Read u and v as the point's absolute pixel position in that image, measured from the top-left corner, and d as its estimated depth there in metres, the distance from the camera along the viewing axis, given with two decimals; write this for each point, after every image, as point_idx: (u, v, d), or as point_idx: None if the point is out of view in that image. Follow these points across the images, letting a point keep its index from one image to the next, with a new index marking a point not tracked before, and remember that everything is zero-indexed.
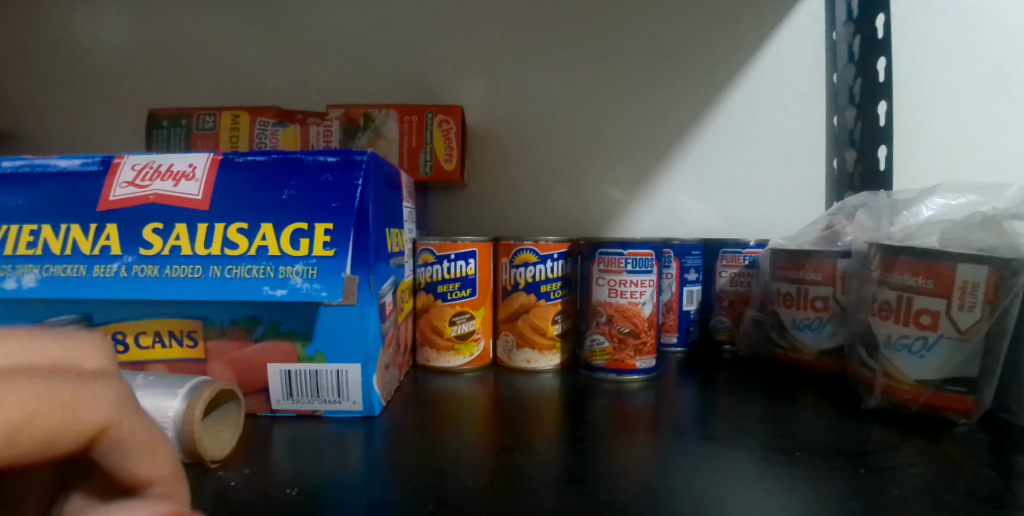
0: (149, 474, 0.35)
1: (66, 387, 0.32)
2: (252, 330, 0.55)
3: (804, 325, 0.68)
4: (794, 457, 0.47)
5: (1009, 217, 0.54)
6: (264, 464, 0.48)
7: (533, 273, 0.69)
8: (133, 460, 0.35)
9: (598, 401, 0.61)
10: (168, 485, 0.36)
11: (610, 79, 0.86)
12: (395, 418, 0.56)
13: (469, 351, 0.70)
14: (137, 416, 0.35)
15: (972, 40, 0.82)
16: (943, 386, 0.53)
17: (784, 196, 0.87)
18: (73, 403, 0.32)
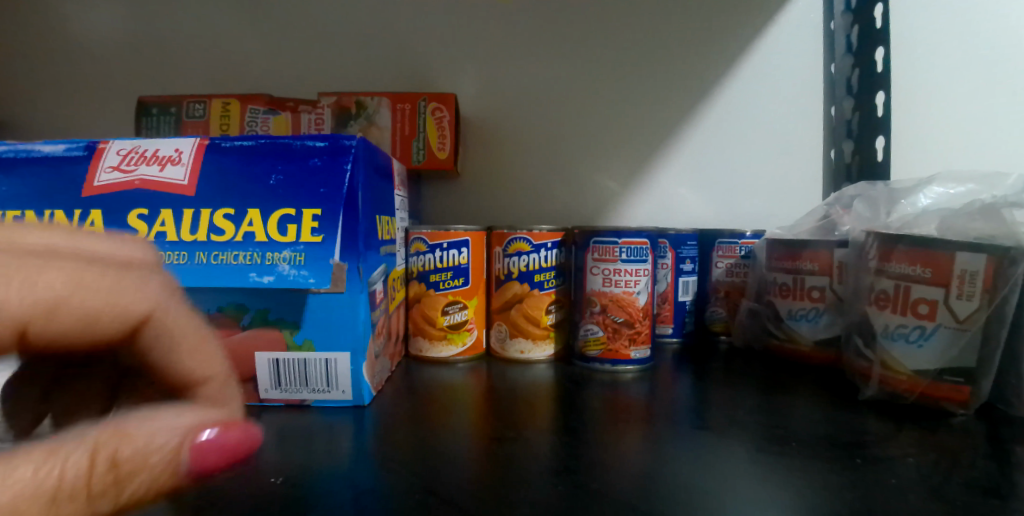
0: (196, 372, 0.42)
1: (107, 270, 0.38)
2: (240, 318, 0.53)
3: (800, 316, 0.67)
4: (789, 447, 0.47)
5: (1009, 206, 0.53)
6: (251, 453, 0.47)
7: (527, 262, 0.69)
8: (180, 356, 0.41)
9: (592, 392, 0.60)
10: (208, 387, 0.42)
11: (605, 67, 0.85)
12: (386, 408, 0.56)
13: (461, 341, 0.70)
14: (180, 307, 0.42)
15: (970, 27, 0.82)
16: (941, 376, 0.52)
17: (781, 187, 0.86)
18: (110, 292, 0.38)
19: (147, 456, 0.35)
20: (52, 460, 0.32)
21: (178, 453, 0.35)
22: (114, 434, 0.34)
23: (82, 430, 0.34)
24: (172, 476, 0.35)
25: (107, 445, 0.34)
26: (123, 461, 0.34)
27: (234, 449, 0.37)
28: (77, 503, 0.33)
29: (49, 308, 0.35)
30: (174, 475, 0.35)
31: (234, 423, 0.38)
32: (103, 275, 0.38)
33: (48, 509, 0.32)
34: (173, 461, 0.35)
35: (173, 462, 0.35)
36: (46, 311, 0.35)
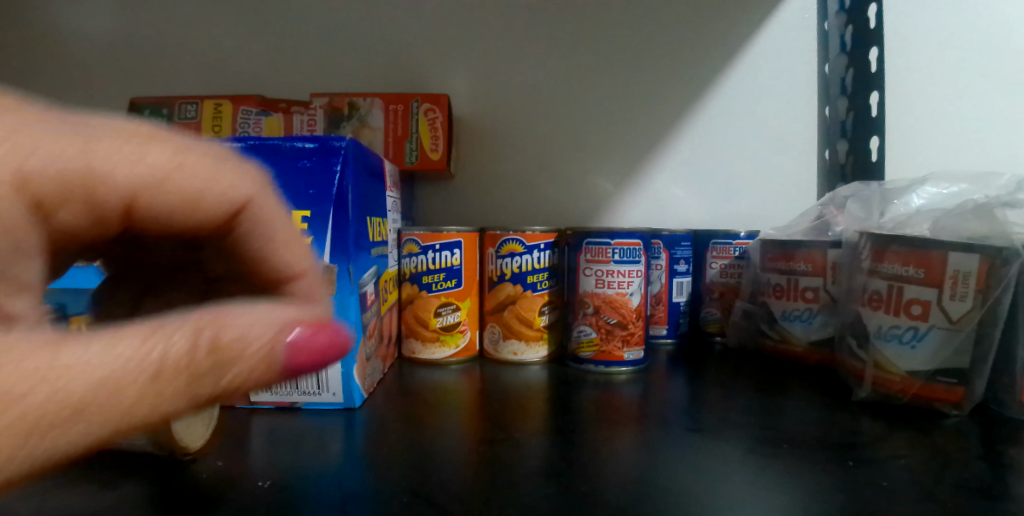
0: (296, 265, 0.40)
1: (205, 149, 0.34)
2: None
3: (794, 316, 0.67)
4: (781, 449, 0.46)
5: (1002, 205, 0.52)
6: (240, 456, 0.46)
7: (519, 263, 0.68)
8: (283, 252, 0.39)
9: (585, 394, 0.60)
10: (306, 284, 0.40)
11: (599, 68, 0.85)
12: (377, 410, 0.55)
13: (454, 343, 0.69)
14: (273, 196, 0.38)
15: (964, 27, 0.82)
16: (934, 377, 0.52)
17: (775, 187, 0.86)
18: (213, 172, 0.34)
19: (245, 347, 0.29)
20: (154, 338, 0.28)
21: (276, 347, 0.30)
22: (216, 319, 0.29)
23: (178, 316, 0.29)
24: (265, 376, 0.30)
25: (209, 325, 0.29)
26: (225, 346, 0.29)
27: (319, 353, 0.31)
28: (178, 385, 0.28)
29: (153, 183, 0.32)
30: (268, 373, 0.30)
31: (327, 323, 0.33)
32: (203, 157, 0.34)
33: (146, 385, 0.27)
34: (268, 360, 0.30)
35: (268, 362, 0.30)
36: (155, 183, 0.32)
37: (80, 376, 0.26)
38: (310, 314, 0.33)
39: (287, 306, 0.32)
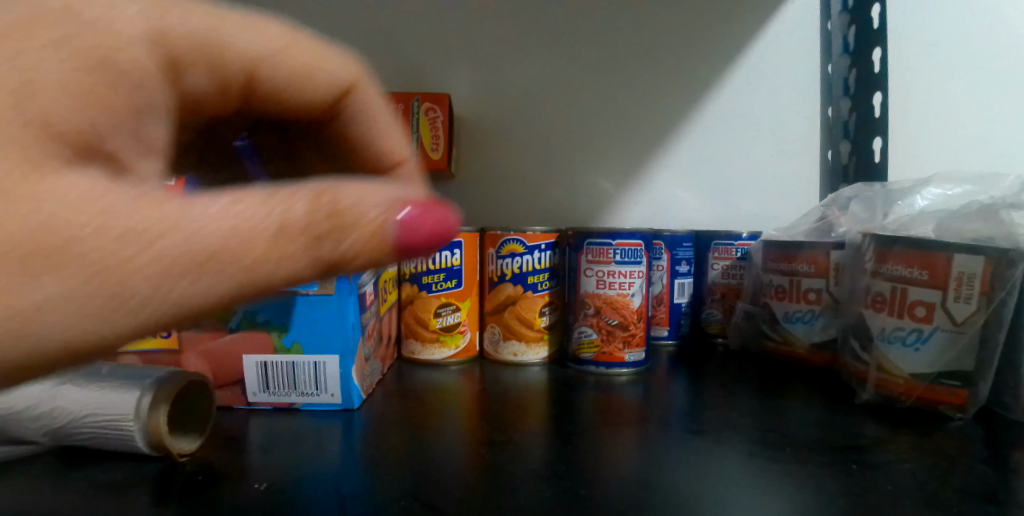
0: (398, 154, 0.48)
1: (305, 40, 0.41)
2: (227, 321, 0.53)
3: (796, 318, 0.66)
4: (782, 452, 0.46)
5: (1007, 207, 0.52)
6: (237, 458, 0.46)
7: (520, 264, 0.68)
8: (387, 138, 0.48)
9: (586, 395, 0.59)
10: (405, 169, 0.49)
11: (601, 68, 0.84)
12: (376, 411, 0.55)
13: (454, 344, 0.69)
14: (373, 91, 0.46)
15: (969, 28, 0.81)
16: (938, 380, 0.51)
17: (777, 188, 0.85)
18: (314, 59, 0.41)
19: (358, 213, 0.32)
20: (275, 201, 0.31)
21: (386, 219, 0.32)
22: (330, 187, 0.32)
23: (302, 184, 0.32)
24: (375, 245, 0.32)
25: (331, 192, 0.32)
26: (344, 210, 0.32)
27: (430, 234, 0.33)
28: (303, 242, 0.31)
29: (254, 65, 0.38)
30: (377, 243, 0.32)
31: (430, 203, 0.35)
32: (307, 41, 0.41)
33: (275, 235, 0.30)
34: (377, 231, 0.32)
35: (378, 232, 0.32)
36: (269, 59, 0.38)
37: (212, 227, 0.29)
38: (418, 196, 0.35)
39: (393, 184, 0.35)
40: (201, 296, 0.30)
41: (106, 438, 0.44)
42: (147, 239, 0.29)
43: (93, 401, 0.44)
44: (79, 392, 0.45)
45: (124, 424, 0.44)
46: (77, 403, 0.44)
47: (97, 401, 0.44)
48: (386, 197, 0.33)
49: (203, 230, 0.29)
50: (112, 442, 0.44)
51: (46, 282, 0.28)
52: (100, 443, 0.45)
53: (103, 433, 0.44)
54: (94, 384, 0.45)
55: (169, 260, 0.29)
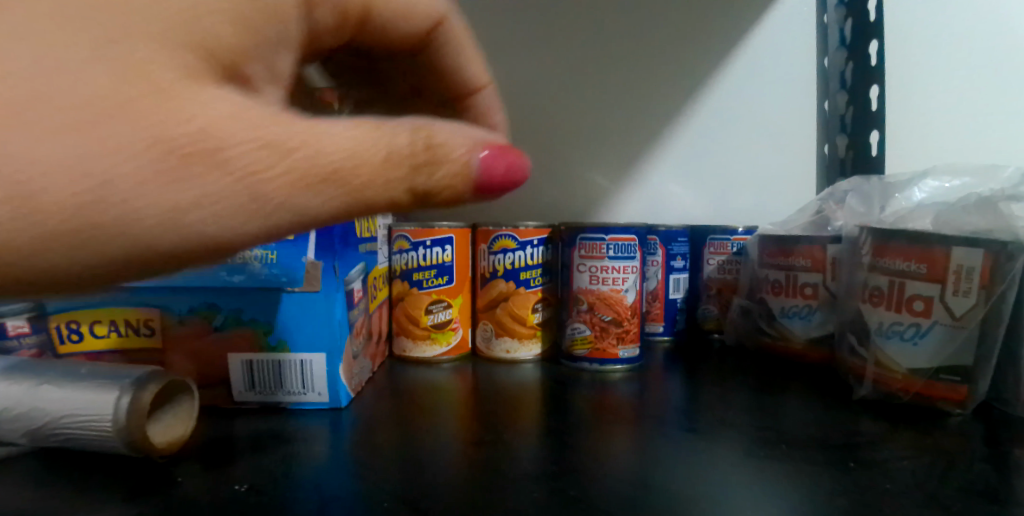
0: (478, 81, 0.51)
1: None
2: (212, 319, 0.52)
3: (792, 313, 0.66)
4: (779, 450, 0.45)
5: (1007, 199, 0.50)
6: (222, 458, 0.45)
7: (512, 260, 0.67)
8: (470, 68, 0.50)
9: (579, 392, 0.58)
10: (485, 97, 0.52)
11: (595, 61, 0.83)
12: (365, 410, 0.54)
13: (446, 341, 0.68)
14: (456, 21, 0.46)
15: (968, 20, 0.80)
16: (936, 376, 0.50)
17: (773, 182, 0.85)
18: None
19: (448, 151, 0.32)
20: (380, 133, 0.31)
21: (470, 158, 0.32)
22: (426, 124, 0.32)
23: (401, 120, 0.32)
24: (457, 184, 0.32)
25: (426, 129, 0.32)
26: (438, 147, 0.32)
27: (503, 179, 0.33)
28: (402, 173, 0.31)
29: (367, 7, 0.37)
30: (460, 182, 0.32)
31: (508, 148, 0.34)
32: None
33: (380, 168, 0.30)
34: (462, 170, 0.32)
35: (463, 171, 0.32)
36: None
37: (336, 149, 0.30)
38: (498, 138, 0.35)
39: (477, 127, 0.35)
40: (310, 215, 0.30)
41: (85, 438, 0.43)
42: (284, 151, 0.29)
43: (71, 399, 0.43)
44: (57, 391, 0.44)
45: (102, 425, 0.42)
46: (55, 402, 0.43)
47: (76, 399, 0.43)
48: (473, 138, 0.33)
49: (322, 149, 0.29)
50: (90, 443, 0.43)
51: (192, 186, 0.28)
52: (78, 444, 0.44)
53: (82, 433, 0.43)
54: (73, 382, 0.44)
55: (300, 174, 0.29)
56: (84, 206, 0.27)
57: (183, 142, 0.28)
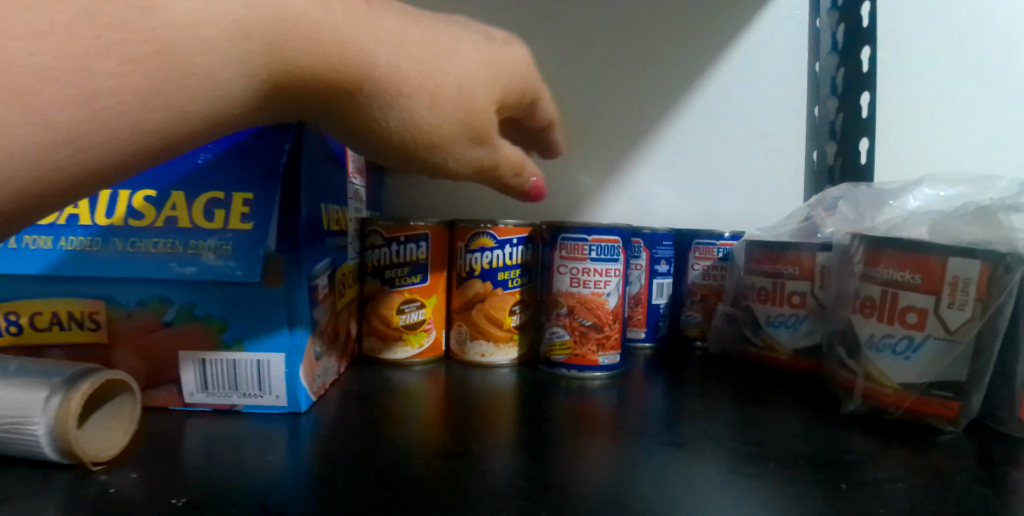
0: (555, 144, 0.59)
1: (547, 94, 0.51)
2: (163, 314, 0.48)
3: (779, 322, 0.63)
4: (766, 468, 0.42)
5: (1006, 208, 0.49)
6: (163, 467, 0.41)
7: (489, 259, 0.64)
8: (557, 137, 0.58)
9: (557, 400, 0.55)
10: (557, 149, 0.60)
11: (585, 56, 0.80)
12: (327, 415, 0.50)
13: (418, 343, 0.64)
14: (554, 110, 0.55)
15: (960, 30, 0.79)
16: (929, 391, 0.48)
17: (760, 188, 0.83)
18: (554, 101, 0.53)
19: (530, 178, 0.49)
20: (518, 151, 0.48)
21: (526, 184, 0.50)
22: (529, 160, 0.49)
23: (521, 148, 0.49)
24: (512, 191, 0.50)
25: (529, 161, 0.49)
26: (527, 170, 0.49)
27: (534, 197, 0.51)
28: (506, 177, 0.48)
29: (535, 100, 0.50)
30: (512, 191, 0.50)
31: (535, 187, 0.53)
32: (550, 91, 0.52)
33: (505, 172, 0.47)
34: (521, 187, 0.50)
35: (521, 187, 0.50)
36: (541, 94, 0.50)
37: (506, 154, 0.46)
38: None
39: None
40: (471, 177, 0.46)
41: (12, 441, 0.40)
42: (493, 152, 0.45)
43: None
44: None
45: (28, 428, 0.39)
46: None
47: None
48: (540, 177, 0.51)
49: (503, 153, 0.46)
50: (18, 446, 0.40)
51: (463, 148, 0.42)
52: (5, 447, 0.40)
53: (8, 437, 0.39)
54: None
55: (482, 162, 0.45)
56: (416, 138, 0.40)
57: (480, 135, 0.43)
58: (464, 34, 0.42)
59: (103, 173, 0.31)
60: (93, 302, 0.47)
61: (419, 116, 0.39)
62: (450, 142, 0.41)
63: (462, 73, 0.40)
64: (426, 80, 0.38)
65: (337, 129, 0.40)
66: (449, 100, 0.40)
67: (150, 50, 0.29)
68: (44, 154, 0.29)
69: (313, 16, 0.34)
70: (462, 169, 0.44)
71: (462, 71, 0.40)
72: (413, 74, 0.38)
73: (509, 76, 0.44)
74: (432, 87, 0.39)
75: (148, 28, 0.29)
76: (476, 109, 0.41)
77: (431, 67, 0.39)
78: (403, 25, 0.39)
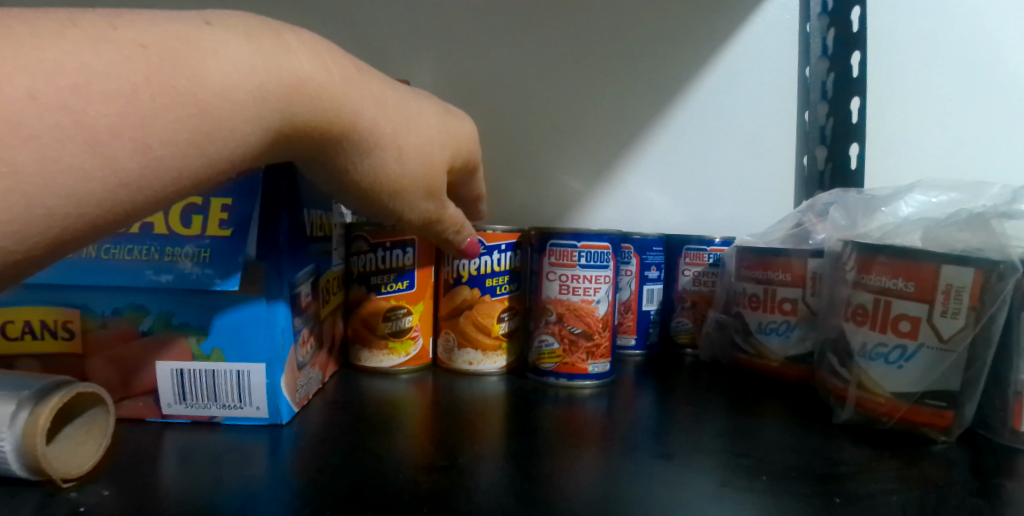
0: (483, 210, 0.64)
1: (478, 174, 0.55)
2: (139, 322, 0.46)
3: (770, 329, 0.63)
4: (758, 481, 0.41)
5: (998, 216, 0.49)
6: (139, 482, 0.40)
7: (478, 265, 0.62)
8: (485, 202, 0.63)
9: (545, 409, 0.54)
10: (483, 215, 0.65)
11: (574, 61, 0.79)
12: (309, 426, 0.49)
13: (405, 351, 0.63)
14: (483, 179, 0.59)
15: (951, 34, 0.79)
16: (922, 400, 0.48)
17: (751, 194, 0.82)
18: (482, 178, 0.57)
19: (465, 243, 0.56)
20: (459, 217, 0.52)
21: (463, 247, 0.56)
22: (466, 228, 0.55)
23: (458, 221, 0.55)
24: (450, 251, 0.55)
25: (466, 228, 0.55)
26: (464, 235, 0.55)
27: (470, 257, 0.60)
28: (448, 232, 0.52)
29: (472, 176, 0.55)
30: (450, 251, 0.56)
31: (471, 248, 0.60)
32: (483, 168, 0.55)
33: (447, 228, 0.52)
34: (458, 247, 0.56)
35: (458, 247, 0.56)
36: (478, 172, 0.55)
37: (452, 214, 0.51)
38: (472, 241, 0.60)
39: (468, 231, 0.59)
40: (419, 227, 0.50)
41: None
42: (441, 210, 0.49)
43: None
44: None
45: None
46: None
47: None
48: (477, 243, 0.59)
49: (448, 213, 0.50)
50: None
51: (418, 203, 0.46)
52: None
53: None
54: None
55: (431, 216, 0.49)
56: (378, 187, 0.44)
57: (433, 193, 0.47)
58: (427, 104, 0.46)
59: (129, 212, 0.33)
60: (67, 310, 0.46)
61: (386, 168, 0.43)
62: (410, 194, 0.45)
63: (425, 137, 0.44)
64: (398, 137, 0.42)
65: (307, 164, 0.42)
66: (413, 155, 0.43)
67: (197, 110, 0.32)
68: (62, 176, 0.29)
69: (316, 80, 0.38)
70: (414, 219, 0.48)
71: (424, 135, 0.44)
72: (388, 129, 0.42)
73: (462, 146, 0.48)
74: (399, 144, 0.42)
75: (193, 88, 0.32)
76: (435, 168, 0.45)
77: (398, 123, 0.42)
78: (379, 88, 0.42)
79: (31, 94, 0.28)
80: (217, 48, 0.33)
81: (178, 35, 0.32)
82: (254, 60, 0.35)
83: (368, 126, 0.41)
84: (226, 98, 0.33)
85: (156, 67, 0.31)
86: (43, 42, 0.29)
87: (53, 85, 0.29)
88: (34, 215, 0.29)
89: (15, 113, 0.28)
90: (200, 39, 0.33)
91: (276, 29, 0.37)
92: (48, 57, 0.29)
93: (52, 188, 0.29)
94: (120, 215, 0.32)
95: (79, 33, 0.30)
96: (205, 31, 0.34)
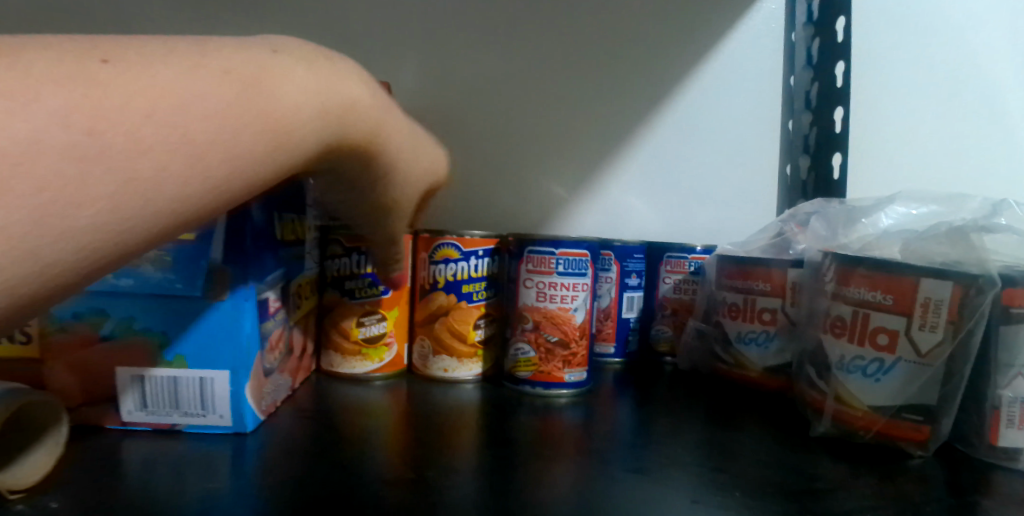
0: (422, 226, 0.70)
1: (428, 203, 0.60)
2: (99, 327, 0.44)
3: (749, 339, 0.62)
4: (732, 497, 0.41)
5: (979, 229, 0.48)
6: (95, 493, 0.38)
7: (454, 271, 0.61)
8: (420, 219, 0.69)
9: (520, 419, 0.53)
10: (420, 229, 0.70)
11: (559, 65, 0.79)
12: (275, 435, 0.47)
13: (379, 357, 0.62)
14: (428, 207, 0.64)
15: (934, 46, 0.79)
16: (899, 414, 0.47)
17: (733, 203, 0.82)
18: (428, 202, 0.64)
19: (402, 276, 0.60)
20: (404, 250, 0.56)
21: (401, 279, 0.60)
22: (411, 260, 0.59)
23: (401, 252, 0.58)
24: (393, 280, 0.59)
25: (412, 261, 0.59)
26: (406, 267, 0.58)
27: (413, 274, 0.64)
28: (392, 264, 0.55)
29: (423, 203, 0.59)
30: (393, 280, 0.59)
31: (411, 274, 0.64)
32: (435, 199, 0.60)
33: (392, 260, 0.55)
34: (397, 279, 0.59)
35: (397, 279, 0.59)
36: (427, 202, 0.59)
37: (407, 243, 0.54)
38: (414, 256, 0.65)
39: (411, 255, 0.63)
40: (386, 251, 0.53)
41: None
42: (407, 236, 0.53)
43: None
44: None
45: None
46: None
47: None
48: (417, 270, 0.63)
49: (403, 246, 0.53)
50: None
51: (400, 224, 0.50)
52: None
53: None
54: None
55: (403, 235, 0.52)
56: (379, 208, 0.46)
57: (411, 215, 0.50)
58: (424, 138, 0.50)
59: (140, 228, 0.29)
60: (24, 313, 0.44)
61: (399, 188, 0.45)
62: (402, 211, 0.48)
63: (423, 162, 0.48)
64: (413, 160, 0.45)
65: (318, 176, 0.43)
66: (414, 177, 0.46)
67: (269, 125, 0.32)
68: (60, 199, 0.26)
69: (365, 103, 0.37)
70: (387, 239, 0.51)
71: (421, 165, 0.47)
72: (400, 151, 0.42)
73: (435, 177, 0.52)
74: (411, 170, 0.45)
75: (269, 109, 0.32)
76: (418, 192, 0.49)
77: (410, 147, 0.45)
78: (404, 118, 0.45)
79: (146, 113, 0.27)
80: (287, 75, 0.33)
81: (256, 61, 0.32)
82: (318, 85, 0.34)
83: (390, 150, 0.41)
84: (297, 116, 0.33)
85: (240, 90, 0.31)
86: (150, 66, 0.28)
87: (162, 106, 0.28)
88: (131, 217, 0.28)
89: (129, 130, 0.27)
90: (271, 66, 0.33)
91: (328, 56, 0.37)
92: (158, 82, 0.28)
93: (122, 199, 0.27)
94: (193, 220, 0.31)
95: (177, 60, 0.30)
96: (275, 58, 0.33)
